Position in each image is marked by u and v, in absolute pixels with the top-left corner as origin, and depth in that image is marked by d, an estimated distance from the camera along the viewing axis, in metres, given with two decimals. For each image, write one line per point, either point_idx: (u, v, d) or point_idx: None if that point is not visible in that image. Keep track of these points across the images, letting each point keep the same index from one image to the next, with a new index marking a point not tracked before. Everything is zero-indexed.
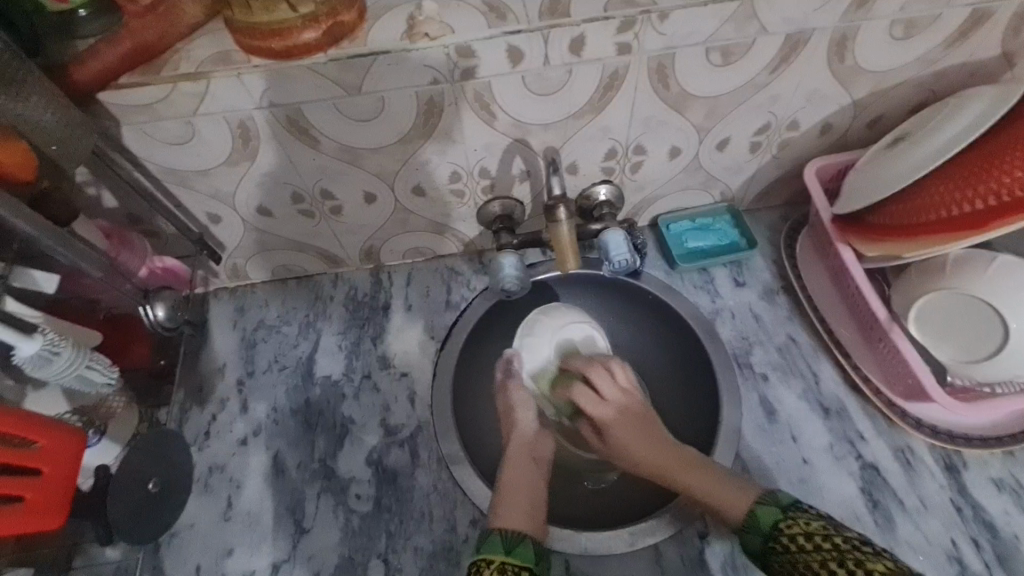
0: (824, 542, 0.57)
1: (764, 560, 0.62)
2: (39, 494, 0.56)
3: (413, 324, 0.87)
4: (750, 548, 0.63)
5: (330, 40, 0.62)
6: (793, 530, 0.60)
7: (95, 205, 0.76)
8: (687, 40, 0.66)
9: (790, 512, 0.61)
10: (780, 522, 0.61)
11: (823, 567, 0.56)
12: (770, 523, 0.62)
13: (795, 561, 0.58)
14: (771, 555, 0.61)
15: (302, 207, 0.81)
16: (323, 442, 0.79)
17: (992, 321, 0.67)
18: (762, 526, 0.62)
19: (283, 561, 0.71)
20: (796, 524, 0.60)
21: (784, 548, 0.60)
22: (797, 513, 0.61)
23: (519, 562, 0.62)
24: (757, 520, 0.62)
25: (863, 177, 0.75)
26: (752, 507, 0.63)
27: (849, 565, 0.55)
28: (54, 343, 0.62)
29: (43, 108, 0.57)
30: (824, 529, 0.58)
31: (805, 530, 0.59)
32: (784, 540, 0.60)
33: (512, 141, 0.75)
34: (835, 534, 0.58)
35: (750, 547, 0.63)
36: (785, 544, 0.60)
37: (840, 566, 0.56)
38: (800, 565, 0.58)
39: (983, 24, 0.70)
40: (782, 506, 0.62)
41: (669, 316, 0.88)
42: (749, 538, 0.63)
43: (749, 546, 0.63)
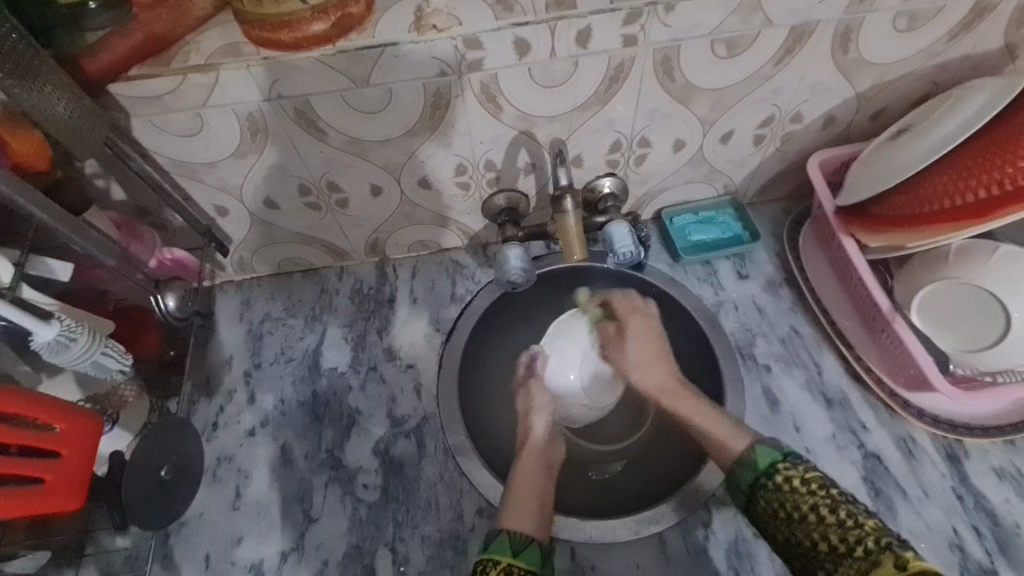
0: (819, 491, 0.59)
1: (750, 496, 0.63)
2: (58, 477, 0.56)
3: (418, 316, 0.88)
4: (741, 485, 0.65)
5: (340, 31, 0.63)
6: (789, 473, 0.61)
7: (104, 197, 0.76)
8: (693, 33, 0.67)
9: (790, 460, 0.63)
10: (778, 464, 0.63)
11: (813, 510, 0.58)
12: (768, 465, 0.63)
13: (783, 501, 0.60)
14: (759, 491, 0.63)
15: (308, 200, 0.81)
16: (330, 433, 0.79)
17: (992, 312, 0.68)
18: (759, 464, 0.64)
19: (291, 550, 0.72)
20: (793, 468, 0.61)
21: (775, 487, 0.61)
22: (796, 461, 0.62)
23: (526, 565, 0.63)
24: (755, 458, 0.64)
25: (866, 168, 0.76)
26: (753, 446, 0.66)
27: (840, 514, 0.56)
28: (70, 330, 0.62)
29: (57, 95, 0.57)
30: (821, 479, 0.60)
31: (800, 475, 0.60)
32: (778, 479, 0.61)
33: (518, 133, 0.76)
34: (832, 486, 0.59)
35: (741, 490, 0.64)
36: (777, 483, 0.61)
37: (831, 513, 0.57)
38: (786, 505, 0.59)
39: (986, 15, 0.71)
40: (785, 452, 0.64)
41: (673, 308, 0.88)
42: (742, 471, 0.65)
43: (740, 486, 0.65)
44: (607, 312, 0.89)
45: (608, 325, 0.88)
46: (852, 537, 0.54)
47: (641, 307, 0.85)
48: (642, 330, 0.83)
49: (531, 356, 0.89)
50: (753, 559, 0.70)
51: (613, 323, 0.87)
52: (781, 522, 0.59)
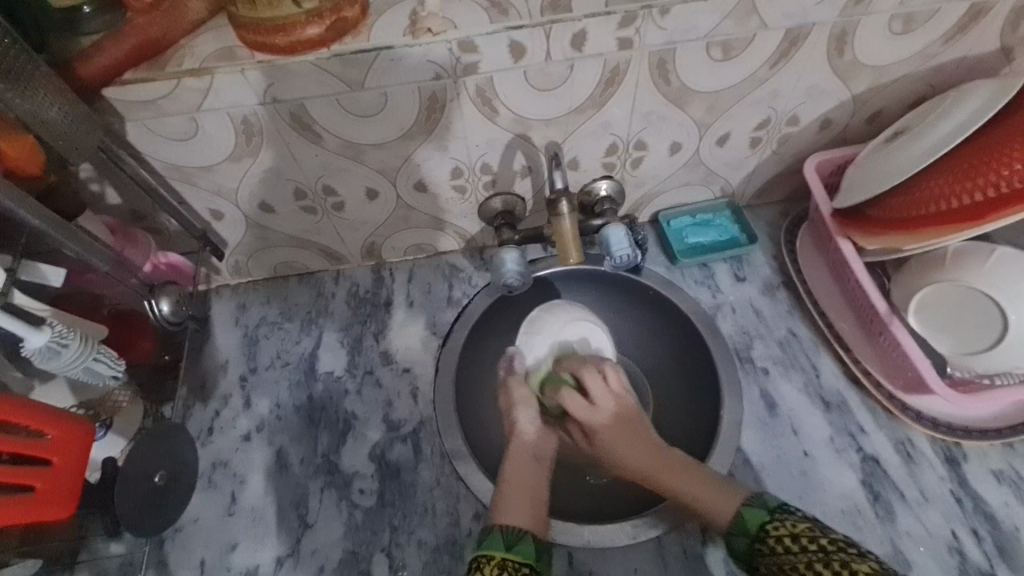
0: (811, 544, 0.59)
1: (750, 561, 0.63)
2: (47, 485, 0.56)
3: (414, 320, 0.88)
4: (735, 549, 0.64)
5: (334, 34, 0.63)
6: (779, 531, 0.61)
7: (99, 202, 0.76)
8: (688, 36, 0.67)
9: (778, 514, 0.63)
10: (766, 525, 0.62)
11: (807, 568, 0.58)
12: (756, 526, 0.63)
13: (780, 563, 0.60)
14: (756, 557, 0.62)
15: (304, 204, 0.81)
16: (326, 437, 0.79)
17: (989, 315, 0.68)
18: (748, 528, 0.63)
19: (287, 556, 0.71)
20: (783, 526, 0.61)
21: (770, 550, 0.61)
22: (784, 516, 0.62)
23: (519, 558, 0.63)
24: (744, 522, 0.64)
25: (862, 171, 0.76)
26: (740, 510, 0.65)
27: (835, 566, 0.56)
28: (62, 336, 0.62)
29: (51, 100, 0.57)
30: (811, 531, 0.60)
31: (790, 532, 0.60)
32: (771, 542, 0.61)
33: (514, 137, 0.76)
34: (821, 538, 0.59)
35: (735, 548, 0.64)
36: (772, 545, 0.61)
37: (825, 567, 0.57)
38: (785, 566, 0.59)
39: (981, 18, 0.71)
40: (770, 510, 0.64)
41: (670, 311, 0.88)
42: (734, 538, 0.64)
43: (735, 549, 0.64)
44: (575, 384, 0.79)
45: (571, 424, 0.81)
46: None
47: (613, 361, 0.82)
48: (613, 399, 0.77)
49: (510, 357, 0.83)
50: None
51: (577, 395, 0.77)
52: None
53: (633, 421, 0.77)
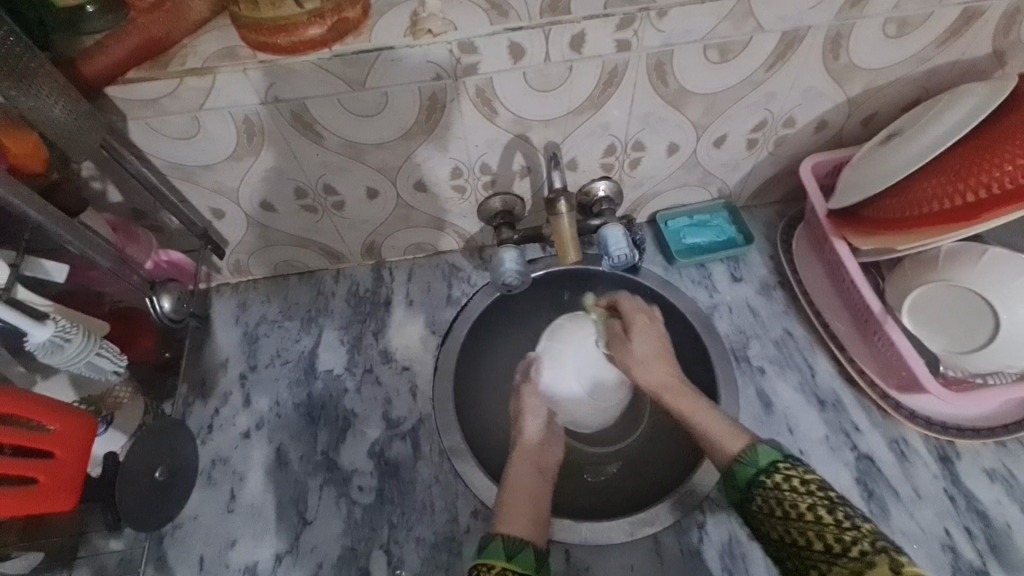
0: (818, 492, 0.59)
1: (746, 495, 0.63)
2: (52, 477, 0.56)
3: (414, 319, 0.88)
4: (738, 481, 0.64)
5: (336, 35, 0.63)
6: (789, 471, 0.61)
7: (100, 199, 0.76)
8: (686, 38, 0.68)
9: (790, 461, 0.63)
10: (777, 463, 0.63)
11: (810, 510, 0.58)
12: (768, 462, 0.63)
13: (782, 500, 0.60)
14: (757, 489, 0.62)
15: (305, 203, 0.82)
16: (325, 435, 0.79)
17: (982, 317, 0.68)
18: (759, 462, 0.64)
19: (286, 552, 0.72)
20: (794, 469, 0.61)
21: (775, 485, 0.61)
22: (796, 463, 0.62)
23: (520, 568, 0.63)
24: (755, 456, 0.64)
25: (857, 172, 0.76)
26: (754, 444, 0.65)
27: (837, 515, 0.57)
28: (66, 331, 0.63)
29: (54, 98, 0.57)
30: (820, 482, 0.60)
31: (801, 476, 0.60)
32: (778, 478, 0.61)
33: (513, 137, 0.77)
34: (830, 489, 0.59)
35: (738, 480, 0.64)
36: (777, 481, 0.61)
37: (828, 513, 0.57)
38: (784, 504, 0.59)
39: (973, 23, 0.72)
40: (785, 453, 0.64)
41: (667, 311, 0.89)
42: (740, 469, 0.64)
43: (736, 480, 0.65)
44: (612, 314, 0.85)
45: (614, 322, 0.84)
46: (849, 537, 0.55)
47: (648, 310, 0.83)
48: (648, 329, 0.80)
49: (530, 363, 0.87)
50: (747, 560, 0.70)
51: (618, 321, 0.84)
52: (778, 523, 0.59)
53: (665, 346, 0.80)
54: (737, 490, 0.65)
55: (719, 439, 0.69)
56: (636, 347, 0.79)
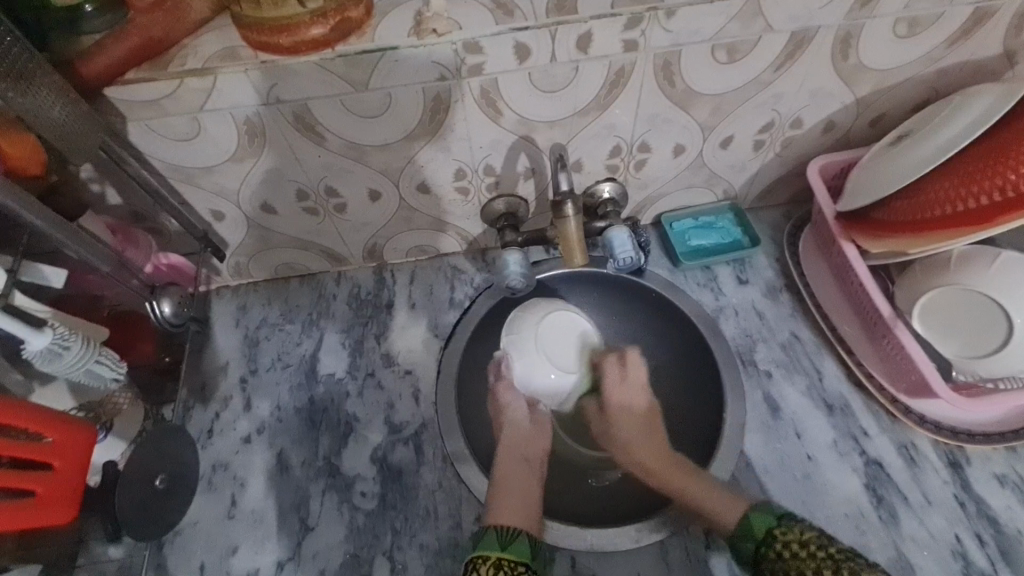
0: (819, 552, 0.61)
1: (756, 565, 0.64)
2: (50, 489, 0.56)
3: (416, 322, 0.87)
4: (742, 555, 0.65)
5: (339, 34, 0.62)
6: (787, 537, 0.63)
7: (98, 202, 0.75)
8: (694, 38, 0.67)
9: (786, 521, 0.64)
10: (774, 530, 0.64)
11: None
12: (764, 531, 0.64)
13: (788, 569, 0.61)
14: (764, 562, 0.63)
15: (306, 205, 0.81)
16: (327, 440, 0.78)
17: (995, 321, 0.68)
18: (754, 532, 0.65)
19: (288, 559, 0.71)
20: (791, 531, 0.63)
21: (777, 556, 0.62)
22: (791, 523, 0.64)
23: (515, 558, 0.64)
24: (750, 526, 0.65)
25: (866, 174, 0.76)
26: (744, 513, 0.66)
27: None
28: (64, 338, 0.62)
29: (52, 99, 0.56)
30: (818, 539, 0.62)
31: (798, 538, 0.62)
32: (778, 546, 0.63)
33: (518, 138, 0.76)
34: (830, 546, 0.61)
35: (743, 553, 0.65)
36: (779, 551, 0.63)
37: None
38: (793, 573, 0.61)
39: (985, 22, 0.71)
40: (777, 515, 0.65)
41: (672, 313, 0.88)
42: (739, 542, 0.65)
43: (741, 551, 0.65)
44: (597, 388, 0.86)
45: (591, 403, 0.86)
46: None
47: (631, 365, 0.85)
48: (636, 379, 0.84)
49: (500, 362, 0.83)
50: None
51: (607, 369, 0.85)
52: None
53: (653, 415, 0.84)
54: (747, 565, 0.66)
55: (716, 510, 0.68)
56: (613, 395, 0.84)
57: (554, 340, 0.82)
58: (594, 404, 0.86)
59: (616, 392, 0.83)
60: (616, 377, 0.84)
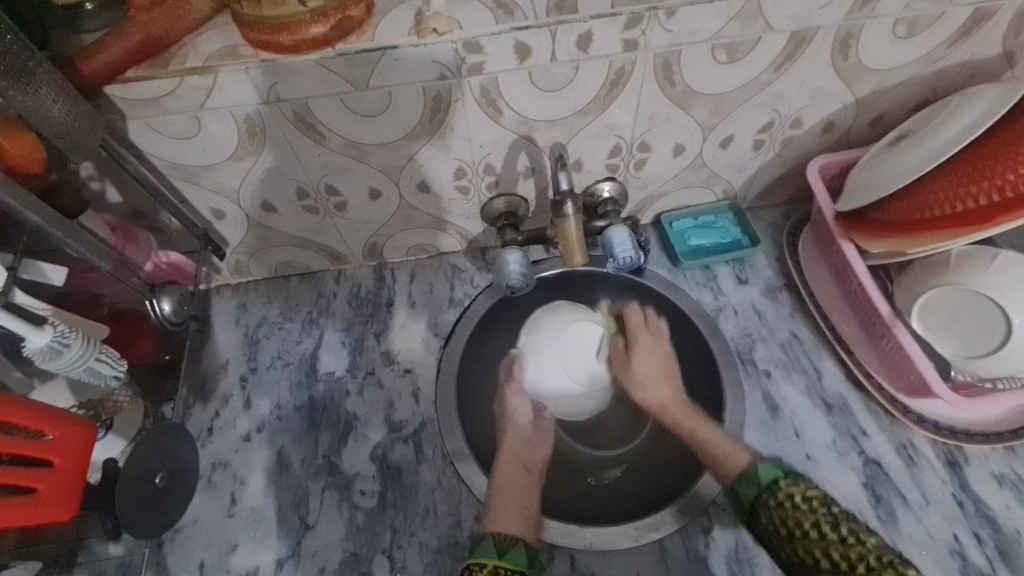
0: (822, 508, 0.62)
1: (752, 511, 0.66)
2: (49, 486, 0.55)
3: (416, 321, 0.87)
4: (741, 501, 0.68)
5: (339, 33, 0.62)
6: (791, 490, 0.65)
7: (99, 200, 0.75)
8: (693, 38, 0.67)
9: (791, 477, 0.66)
10: (780, 481, 0.66)
11: (814, 527, 0.61)
12: (770, 481, 0.66)
13: (786, 518, 0.63)
14: (761, 507, 0.65)
15: (306, 203, 0.81)
16: (327, 438, 0.78)
17: (993, 321, 0.68)
18: (760, 480, 0.67)
19: (288, 557, 0.71)
20: (795, 487, 0.65)
21: (777, 504, 0.64)
22: (796, 480, 0.66)
23: (511, 566, 0.65)
24: (756, 475, 0.67)
25: (865, 174, 0.76)
26: (754, 465, 0.69)
27: (842, 531, 0.60)
28: (65, 335, 0.62)
29: (52, 97, 0.56)
30: (822, 499, 0.63)
31: (801, 493, 0.64)
32: (780, 496, 0.64)
33: (518, 137, 0.76)
34: (832, 505, 0.63)
35: (743, 499, 0.68)
36: (779, 501, 0.64)
37: (832, 530, 0.61)
38: (788, 522, 0.62)
39: (985, 22, 0.71)
40: (784, 470, 0.67)
41: (672, 313, 0.88)
42: (744, 487, 0.68)
43: (741, 498, 0.68)
44: (620, 328, 0.91)
45: (618, 341, 0.90)
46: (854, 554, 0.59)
47: (653, 325, 0.88)
48: (653, 352, 0.87)
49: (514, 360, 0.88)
50: (754, 566, 0.69)
51: (622, 338, 0.90)
52: (783, 540, 0.62)
53: (665, 368, 0.86)
54: (744, 511, 0.68)
55: (726, 457, 0.72)
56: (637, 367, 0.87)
57: (571, 348, 0.86)
58: (622, 347, 0.89)
59: (640, 329, 0.88)
60: (637, 319, 0.89)
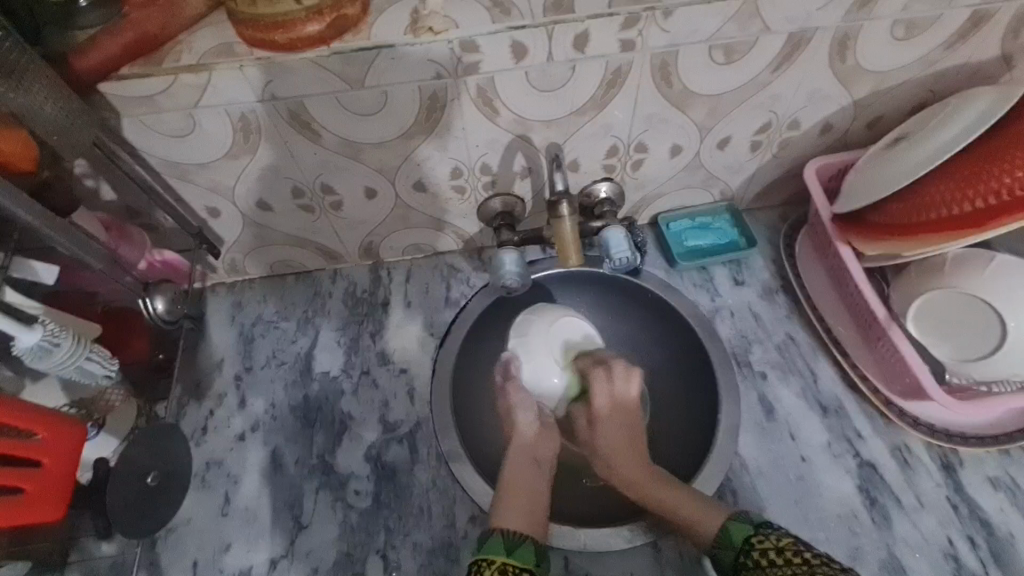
0: (794, 558, 0.59)
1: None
2: (38, 486, 0.55)
3: (412, 320, 0.87)
4: (723, 564, 0.65)
5: (334, 32, 0.62)
6: (764, 545, 0.62)
7: (93, 197, 0.75)
8: (691, 38, 0.67)
9: (764, 530, 0.63)
10: (751, 539, 0.63)
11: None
12: (742, 540, 0.63)
13: None
14: (742, 570, 0.62)
15: (302, 202, 0.80)
16: (321, 438, 0.78)
17: (988, 324, 0.68)
18: (734, 541, 0.64)
19: (281, 557, 0.71)
20: (767, 540, 0.62)
21: (755, 564, 0.61)
22: (769, 532, 0.63)
23: (520, 563, 0.63)
24: (728, 536, 0.64)
25: (863, 176, 0.75)
26: (725, 523, 0.65)
27: None
28: (54, 334, 0.62)
29: (44, 96, 0.56)
30: (794, 546, 0.60)
31: (776, 545, 0.61)
32: (755, 555, 0.62)
33: (514, 138, 0.75)
34: (806, 551, 0.59)
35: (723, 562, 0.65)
36: (756, 559, 0.62)
37: None
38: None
39: (984, 24, 0.70)
40: (756, 524, 0.64)
41: (668, 314, 0.88)
42: (722, 552, 0.65)
43: (722, 563, 0.65)
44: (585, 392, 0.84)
45: (578, 408, 0.83)
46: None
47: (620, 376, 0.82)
48: (620, 405, 0.82)
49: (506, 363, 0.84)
50: None
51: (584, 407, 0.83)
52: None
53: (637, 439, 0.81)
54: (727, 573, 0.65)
55: (694, 519, 0.68)
56: (602, 441, 0.80)
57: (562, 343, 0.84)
58: (584, 417, 0.83)
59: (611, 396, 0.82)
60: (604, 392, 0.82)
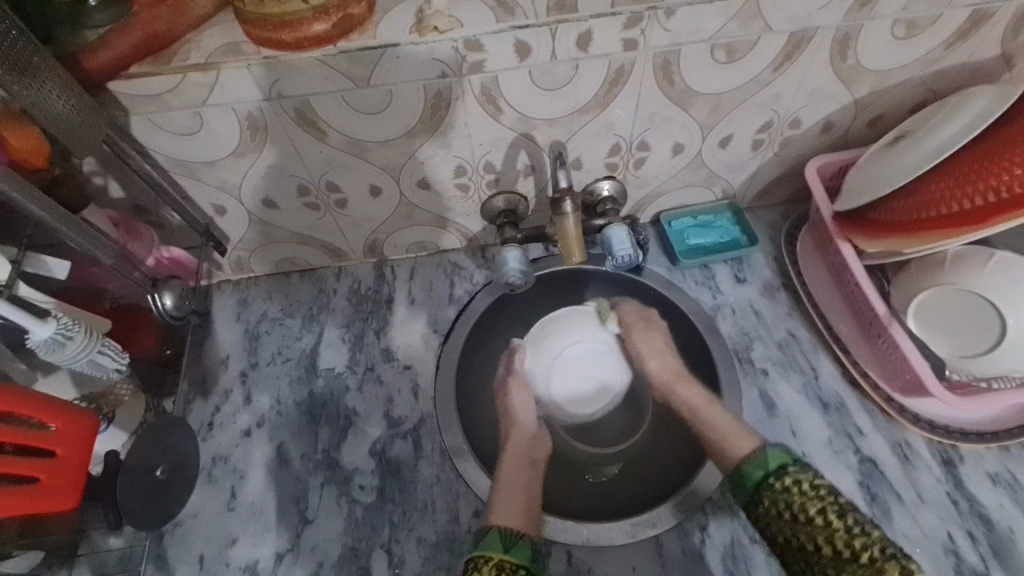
0: (828, 496, 0.63)
1: (755, 496, 0.67)
2: (52, 476, 0.56)
3: (415, 317, 0.88)
4: (747, 481, 0.68)
5: (340, 32, 0.63)
6: (798, 476, 0.65)
7: (102, 194, 0.76)
8: (694, 37, 0.67)
9: (799, 464, 0.67)
10: (788, 466, 0.67)
11: (820, 514, 0.62)
12: (777, 466, 0.67)
13: (790, 502, 0.63)
14: (765, 492, 0.66)
15: (307, 200, 0.81)
16: (326, 434, 0.79)
17: (988, 321, 0.69)
18: (768, 465, 0.68)
19: (287, 551, 0.71)
20: (802, 473, 0.65)
21: (784, 488, 0.65)
22: (804, 467, 0.66)
23: (516, 560, 0.65)
24: (765, 458, 0.68)
25: (864, 174, 0.76)
26: (763, 449, 0.70)
27: (847, 522, 0.61)
28: (67, 328, 0.62)
29: (57, 93, 0.57)
30: (829, 487, 0.64)
31: (809, 481, 0.64)
32: (786, 481, 0.65)
33: (518, 136, 0.76)
34: (841, 495, 0.63)
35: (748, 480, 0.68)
36: (784, 485, 0.65)
37: (837, 518, 0.61)
38: (795, 507, 0.63)
39: (983, 24, 0.71)
40: (793, 456, 0.68)
41: (670, 311, 0.89)
42: (750, 471, 0.68)
43: (746, 481, 0.68)
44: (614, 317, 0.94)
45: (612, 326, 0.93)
46: (860, 544, 0.59)
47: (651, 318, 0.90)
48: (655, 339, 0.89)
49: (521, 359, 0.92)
50: (749, 562, 0.70)
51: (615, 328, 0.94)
52: (789, 523, 0.63)
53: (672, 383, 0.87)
54: (745, 495, 0.68)
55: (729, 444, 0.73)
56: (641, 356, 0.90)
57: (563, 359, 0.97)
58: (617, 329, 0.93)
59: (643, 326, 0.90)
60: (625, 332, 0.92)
